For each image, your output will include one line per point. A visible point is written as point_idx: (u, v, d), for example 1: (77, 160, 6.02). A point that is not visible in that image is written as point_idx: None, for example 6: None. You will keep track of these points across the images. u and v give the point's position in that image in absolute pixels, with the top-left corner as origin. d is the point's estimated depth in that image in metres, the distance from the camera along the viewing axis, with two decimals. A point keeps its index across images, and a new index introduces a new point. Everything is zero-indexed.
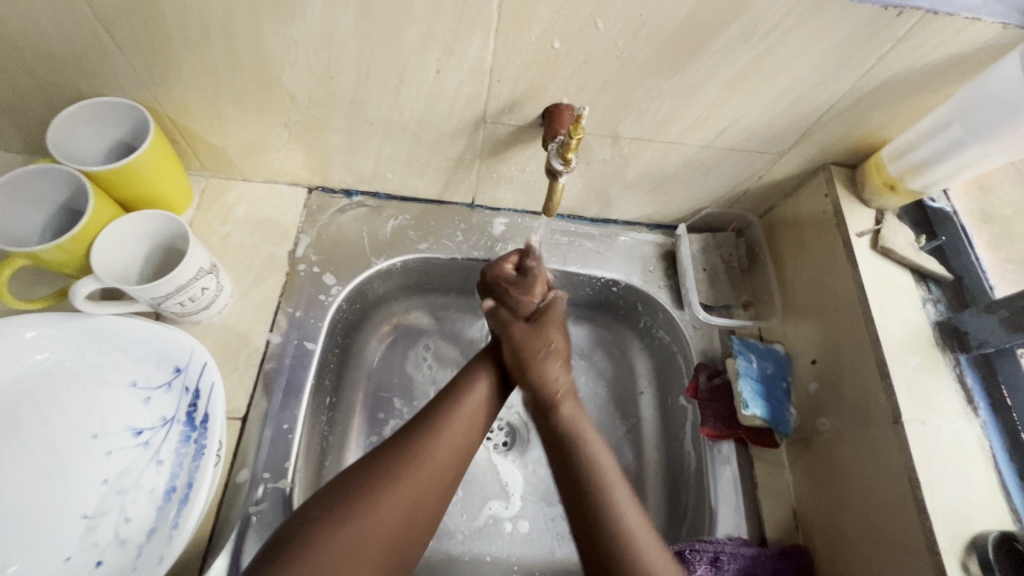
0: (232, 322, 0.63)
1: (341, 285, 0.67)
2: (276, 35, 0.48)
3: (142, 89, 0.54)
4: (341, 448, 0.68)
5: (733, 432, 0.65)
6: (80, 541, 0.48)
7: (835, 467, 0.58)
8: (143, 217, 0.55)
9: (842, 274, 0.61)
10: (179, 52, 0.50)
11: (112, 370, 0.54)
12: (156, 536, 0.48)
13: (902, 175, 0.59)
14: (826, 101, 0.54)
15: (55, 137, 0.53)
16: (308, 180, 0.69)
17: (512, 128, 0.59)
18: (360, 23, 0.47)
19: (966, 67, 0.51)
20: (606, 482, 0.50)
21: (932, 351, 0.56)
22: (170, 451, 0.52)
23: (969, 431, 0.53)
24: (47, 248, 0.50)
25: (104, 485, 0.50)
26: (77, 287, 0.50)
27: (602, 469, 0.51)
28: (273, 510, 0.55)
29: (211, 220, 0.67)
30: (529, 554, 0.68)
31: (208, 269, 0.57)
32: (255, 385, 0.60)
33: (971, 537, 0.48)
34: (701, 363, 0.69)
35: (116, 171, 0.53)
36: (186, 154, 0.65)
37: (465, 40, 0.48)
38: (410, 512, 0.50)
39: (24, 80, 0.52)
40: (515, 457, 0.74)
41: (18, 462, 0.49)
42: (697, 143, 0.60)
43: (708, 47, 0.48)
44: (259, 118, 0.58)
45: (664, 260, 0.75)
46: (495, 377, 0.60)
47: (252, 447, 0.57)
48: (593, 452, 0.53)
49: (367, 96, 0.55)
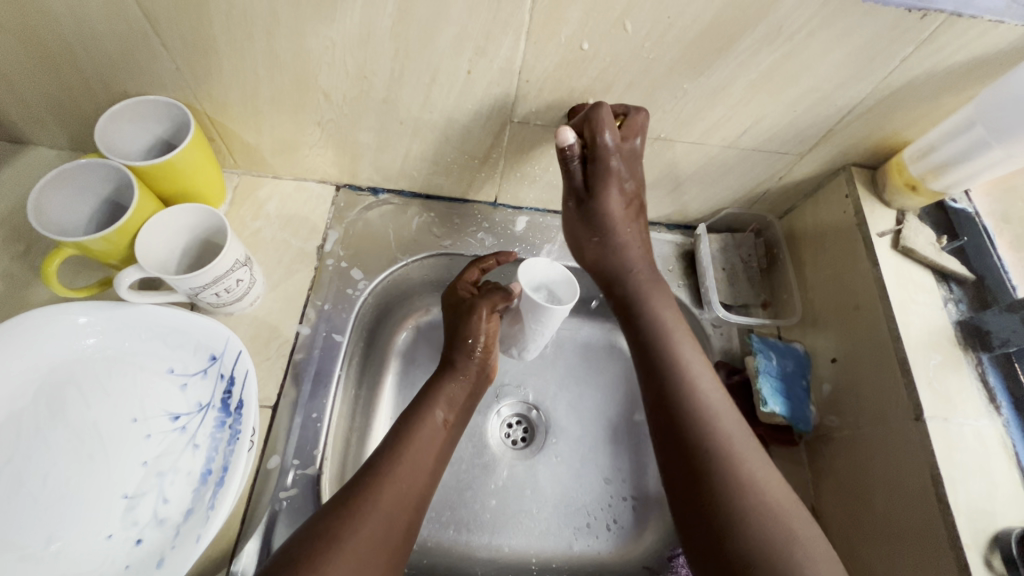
0: (263, 313, 0.65)
1: (368, 280, 0.69)
2: (315, 36, 0.50)
3: (184, 88, 0.57)
4: (365, 439, 0.70)
5: (752, 428, 0.65)
6: (121, 519, 0.50)
7: (857, 465, 0.58)
8: (182, 211, 0.57)
9: (862, 274, 0.62)
10: (223, 53, 0.52)
11: (151, 358, 0.56)
12: (193, 516, 0.50)
13: (923, 175, 0.60)
14: (849, 102, 0.55)
15: (101, 133, 0.56)
16: (336, 177, 0.71)
17: (538, 127, 0.60)
18: (397, 24, 0.49)
19: (988, 69, 0.51)
20: (719, 428, 0.52)
21: (953, 350, 0.56)
22: (206, 435, 0.54)
23: (991, 429, 0.53)
24: (94, 239, 0.52)
25: (144, 467, 0.52)
26: (121, 276, 0.52)
27: (717, 418, 0.52)
28: (303, 495, 0.57)
29: (243, 215, 0.69)
30: (548, 547, 0.69)
31: (243, 262, 0.59)
32: (285, 374, 0.62)
33: (993, 532, 0.48)
34: (721, 361, 0.70)
35: (158, 166, 0.56)
36: (221, 152, 0.67)
37: (497, 41, 0.50)
38: (415, 471, 0.54)
39: (73, 78, 0.55)
40: (534, 452, 0.74)
41: (63, 443, 0.51)
42: (719, 143, 0.61)
43: (732, 48, 0.49)
44: (294, 117, 0.61)
45: (684, 260, 0.76)
46: (475, 367, 0.65)
47: (282, 435, 0.59)
48: (703, 392, 0.54)
49: (399, 95, 0.57)
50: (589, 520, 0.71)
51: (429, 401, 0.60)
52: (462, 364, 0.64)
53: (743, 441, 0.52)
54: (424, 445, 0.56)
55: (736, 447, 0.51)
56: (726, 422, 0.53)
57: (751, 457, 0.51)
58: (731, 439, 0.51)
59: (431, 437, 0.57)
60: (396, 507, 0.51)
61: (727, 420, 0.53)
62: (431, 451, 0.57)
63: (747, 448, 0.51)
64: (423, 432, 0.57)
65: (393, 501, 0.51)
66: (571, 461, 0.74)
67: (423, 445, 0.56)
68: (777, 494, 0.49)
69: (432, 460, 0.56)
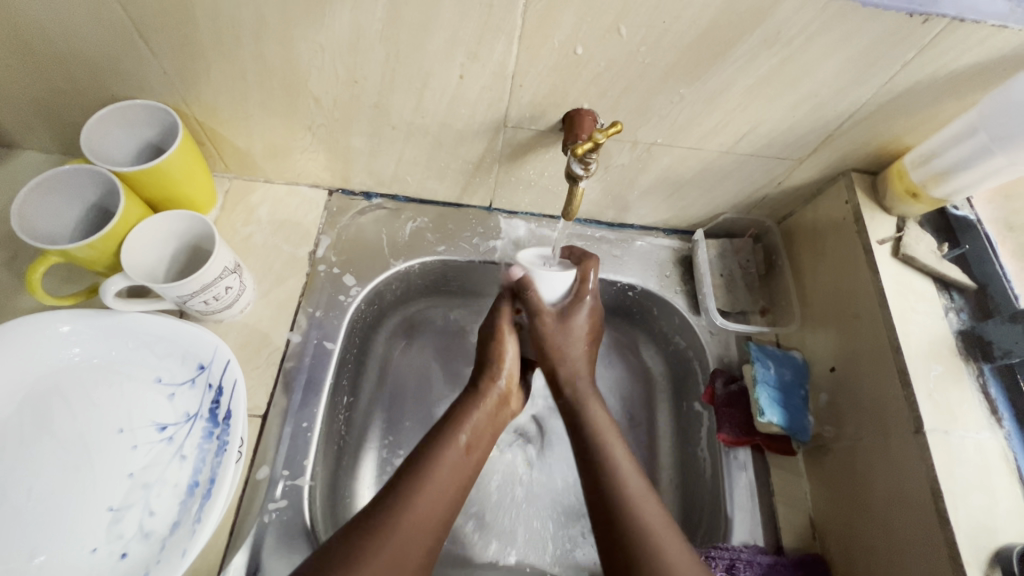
0: (254, 321, 0.64)
1: (360, 286, 0.68)
2: (304, 40, 0.49)
3: (172, 93, 0.56)
4: (358, 448, 0.69)
5: (750, 438, 0.64)
6: (106, 533, 0.49)
7: (856, 476, 0.57)
8: (171, 217, 0.56)
9: (861, 281, 0.61)
10: (211, 58, 0.51)
11: (138, 366, 0.55)
12: (179, 529, 0.49)
13: (925, 182, 0.59)
14: (848, 108, 0.54)
15: (88, 138, 0.55)
16: (329, 182, 0.71)
17: (532, 133, 0.59)
18: (387, 28, 0.48)
19: (990, 75, 0.50)
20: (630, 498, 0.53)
21: (954, 360, 0.55)
22: (194, 446, 0.53)
23: (992, 442, 0.52)
24: (79, 246, 0.51)
25: (130, 479, 0.51)
26: (107, 284, 0.51)
27: (625, 483, 0.54)
28: (292, 507, 0.56)
29: (234, 221, 0.68)
30: (544, 558, 0.68)
31: (232, 269, 0.58)
32: (276, 383, 0.61)
33: (994, 548, 0.47)
34: (718, 369, 0.69)
35: (147, 171, 0.55)
36: (212, 157, 0.66)
37: (489, 46, 0.49)
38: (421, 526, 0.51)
39: (59, 82, 0.54)
40: (531, 460, 0.74)
41: (47, 455, 0.50)
42: (716, 149, 0.60)
43: (730, 53, 0.48)
44: (285, 122, 0.60)
45: (681, 266, 0.75)
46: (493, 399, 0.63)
47: (272, 445, 0.58)
48: (613, 458, 0.57)
49: (390, 100, 0.56)
50: (585, 529, 0.70)
51: (445, 439, 0.57)
52: (486, 389, 0.63)
53: (659, 517, 0.52)
54: (433, 493, 0.53)
55: (641, 514, 0.52)
56: (636, 493, 0.54)
57: (661, 526, 0.51)
58: (640, 509, 0.52)
59: (430, 489, 0.53)
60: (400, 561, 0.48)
61: (636, 488, 0.54)
62: (440, 499, 0.53)
63: (663, 526, 0.51)
64: (434, 481, 0.54)
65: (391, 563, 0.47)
66: (567, 469, 0.74)
67: (434, 491, 0.53)
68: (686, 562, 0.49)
69: (437, 515, 0.52)
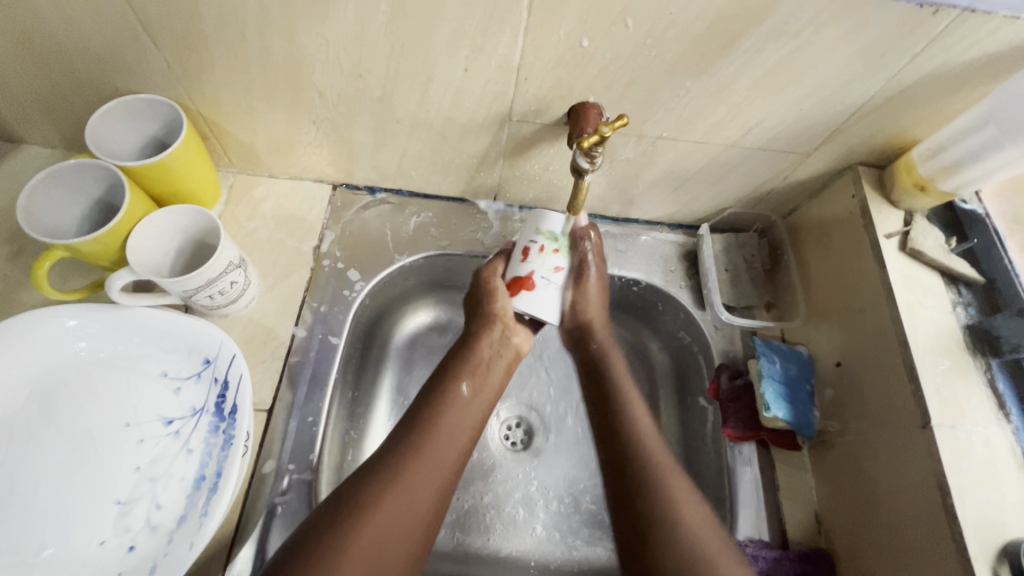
0: (258, 315, 0.64)
1: (364, 281, 0.68)
2: (308, 33, 0.49)
3: (176, 87, 0.56)
4: (362, 442, 0.69)
5: (755, 433, 0.64)
6: (114, 526, 0.49)
7: (862, 471, 0.57)
8: (175, 212, 0.56)
9: (868, 275, 0.61)
10: (215, 52, 0.51)
11: (144, 361, 0.55)
12: (186, 523, 0.49)
13: (933, 175, 0.58)
14: (856, 101, 0.54)
15: (92, 133, 0.55)
16: (333, 176, 0.70)
17: (537, 126, 0.59)
18: (391, 20, 0.47)
19: (1000, 67, 0.50)
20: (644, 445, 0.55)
21: (962, 355, 0.55)
22: (200, 440, 0.53)
23: (1000, 437, 0.52)
24: (85, 240, 0.51)
25: (137, 473, 0.52)
26: (113, 279, 0.51)
27: (641, 434, 0.56)
28: (298, 501, 0.56)
29: (238, 216, 0.68)
30: (549, 552, 0.68)
31: (237, 264, 0.58)
32: (280, 377, 0.61)
33: (1002, 543, 0.47)
34: (723, 364, 0.69)
35: (152, 166, 0.55)
36: (216, 151, 0.66)
37: (495, 38, 0.48)
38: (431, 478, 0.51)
39: (63, 77, 0.54)
40: (536, 454, 0.74)
41: (54, 449, 0.50)
42: (721, 143, 0.60)
43: (737, 45, 0.48)
44: (289, 116, 0.59)
45: (686, 260, 0.75)
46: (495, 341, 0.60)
47: (277, 439, 0.58)
48: (629, 408, 0.58)
49: (394, 94, 0.56)
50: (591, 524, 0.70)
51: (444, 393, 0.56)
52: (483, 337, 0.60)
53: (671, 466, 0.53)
54: (445, 443, 0.54)
55: (656, 463, 0.53)
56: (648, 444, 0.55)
57: (673, 475, 0.53)
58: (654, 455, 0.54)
59: (441, 438, 0.54)
60: (417, 508, 0.50)
61: (647, 435, 0.56)
62: (452, 448, 0.54)
63: (674, 474, 0.53)
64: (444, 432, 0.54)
65: (407, 510, 0.49)
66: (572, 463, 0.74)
67: (444, 444, 0.53)
68: (703, 520, 0.50)
69: (447, 466, 0.53)
